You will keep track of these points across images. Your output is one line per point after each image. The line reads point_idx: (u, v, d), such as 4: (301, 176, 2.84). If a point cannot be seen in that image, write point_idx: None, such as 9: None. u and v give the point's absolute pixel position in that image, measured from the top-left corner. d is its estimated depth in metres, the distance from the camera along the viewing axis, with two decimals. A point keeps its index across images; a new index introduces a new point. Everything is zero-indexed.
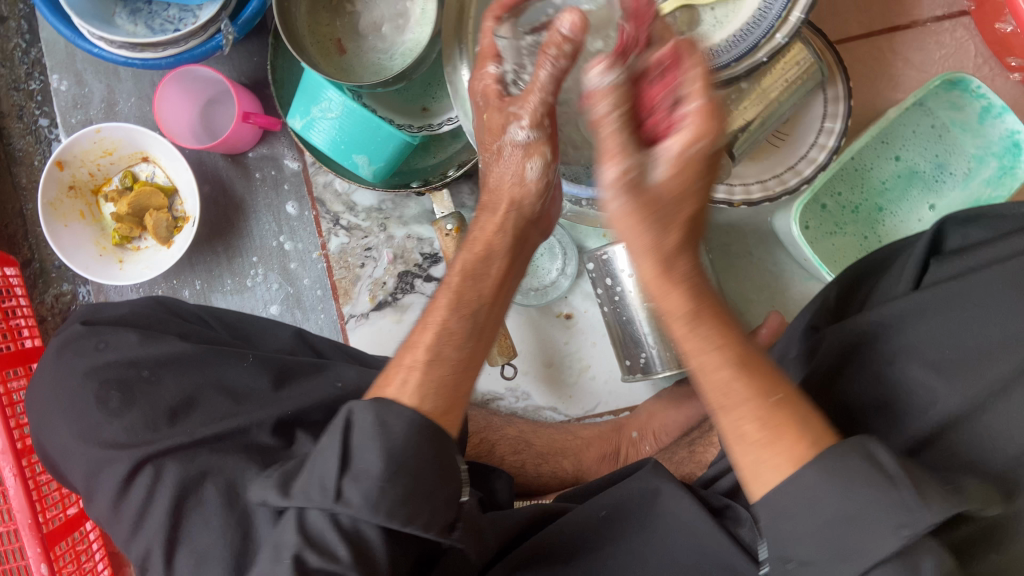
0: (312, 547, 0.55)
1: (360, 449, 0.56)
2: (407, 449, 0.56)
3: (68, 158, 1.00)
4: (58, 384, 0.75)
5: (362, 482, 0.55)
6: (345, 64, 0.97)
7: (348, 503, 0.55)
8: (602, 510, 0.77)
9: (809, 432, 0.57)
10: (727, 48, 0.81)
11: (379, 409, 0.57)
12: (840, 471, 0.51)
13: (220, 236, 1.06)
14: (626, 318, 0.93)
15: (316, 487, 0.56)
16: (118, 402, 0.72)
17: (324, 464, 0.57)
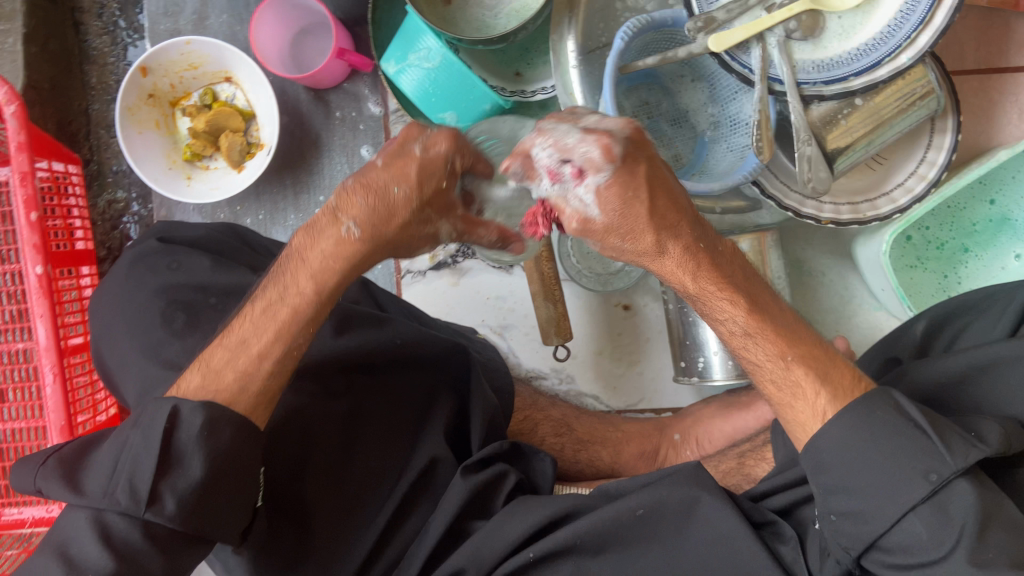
0: (115, 553, 0.53)
1: (185, 452, 0.56)
2: (220, 456, 0.57)
3: (153, 65, 0.99)
4: (126, 294, 0.74)
5: (175, 485, 0.55)
6: (448, 15, 0.94)
7: (158, 508, 0.54)
8: (639, 509, 0.69)
9: (796, 409, 0.60)
10: (849, 61, 0.82)
11: (208, 412, 0.57)
12: (851, 420, 0.56)
13: (290, 169, 1.04)
14: (691, 320, 0.91)
15: (122, 487, 0.55)
16: (183, 323, 0.70)
17: (135, 459, 0.56)
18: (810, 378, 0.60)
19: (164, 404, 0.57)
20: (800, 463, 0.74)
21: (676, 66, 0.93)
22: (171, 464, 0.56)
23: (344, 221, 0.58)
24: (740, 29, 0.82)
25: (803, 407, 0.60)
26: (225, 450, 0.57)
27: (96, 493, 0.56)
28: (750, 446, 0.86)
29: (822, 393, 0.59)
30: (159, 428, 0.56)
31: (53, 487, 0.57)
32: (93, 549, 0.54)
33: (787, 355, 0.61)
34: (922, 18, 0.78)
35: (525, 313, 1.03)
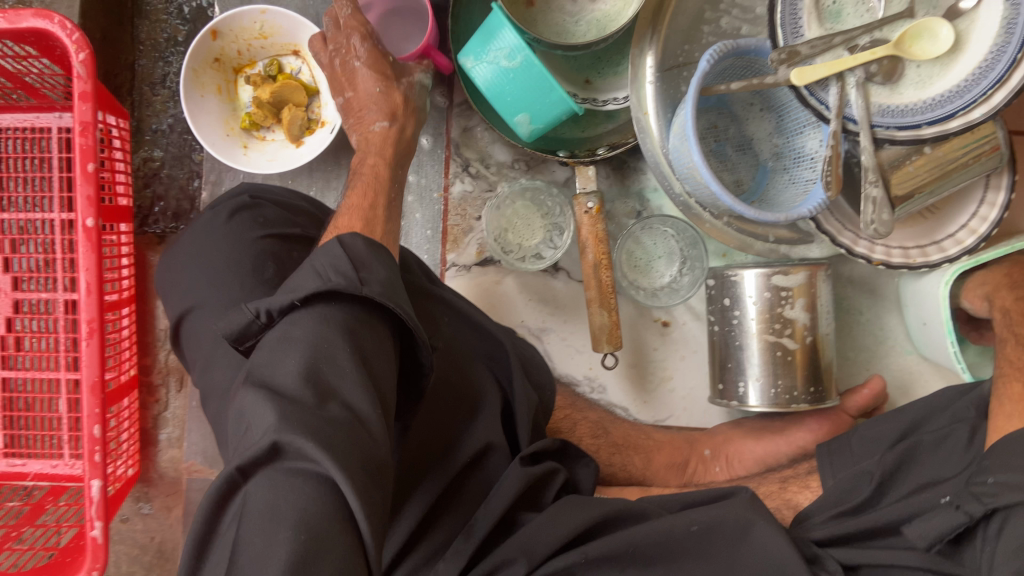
0: (341, 338, 0.52)
1: (363, 260, 0.59)
2: (389, 273, 0.60)
3: (224, 29, 0.97)
4: (215, 244, 0.78)
5: (374, 279, 0.57)
6: (531, 17, 0.94)
7: (366, 291, 0.56)
8: (693, 524, 0.73)
9: None
10: (923, 110, 0.82)
11: (359, 242, 0.61)
12: None
13: (347, 150, 1.04)
14: (737, 343, 0.92)
15: (331, 275, 0.56)
16: (272, 274, 0.75)
17: (332, 263, 0.57)
18: None
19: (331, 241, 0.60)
20: (853, 499, 0.76)
21: (747, 94, 0.95)
22: (365, 266, 0.58)
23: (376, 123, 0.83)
24: (823, 66, 0.83)
25: None
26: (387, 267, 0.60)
27: (309, 292, 0.55)
28: (789, 473, 0.88)
29: None
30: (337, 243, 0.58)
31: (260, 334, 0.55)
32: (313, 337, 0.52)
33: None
34: (1000, 77, 0.78)
35: (565, 319, 1.04)
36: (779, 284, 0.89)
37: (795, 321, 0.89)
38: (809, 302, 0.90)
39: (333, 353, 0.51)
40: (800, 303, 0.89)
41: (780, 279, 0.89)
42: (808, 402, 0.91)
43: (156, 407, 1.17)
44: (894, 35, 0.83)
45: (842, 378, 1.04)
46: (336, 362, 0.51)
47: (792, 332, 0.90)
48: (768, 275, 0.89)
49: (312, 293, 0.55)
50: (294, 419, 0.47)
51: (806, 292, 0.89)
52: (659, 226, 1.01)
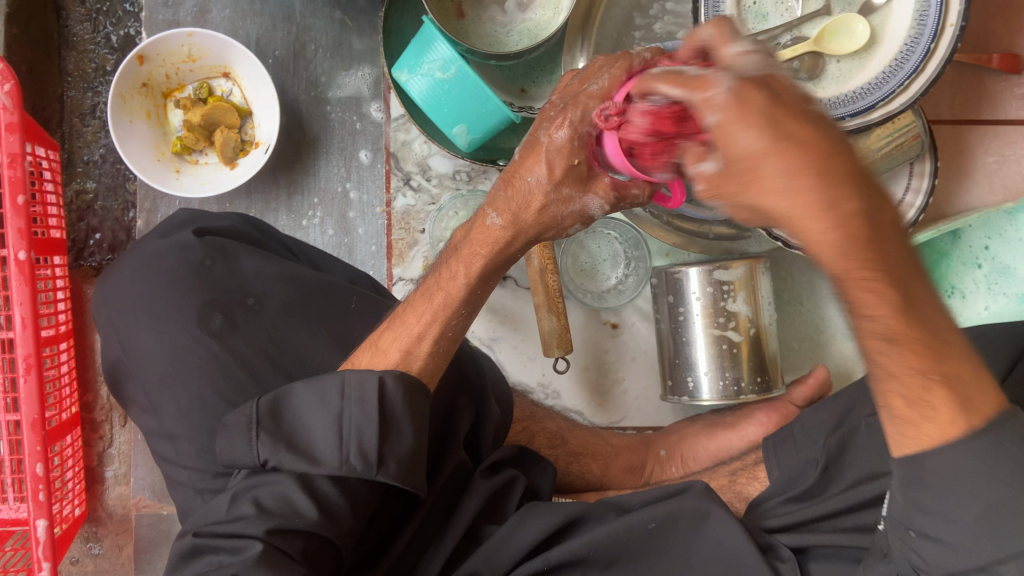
0: (320, 505, 0.59)
1: (399, 418, 0.61)
2: (416, 421, 0.63)
3: (151, 54, 0.96)
4: (155, 292, 0.69)
5: (397, 453, 0.61)
6: (461, 28, 0.95)
7: (383, 469, 0.60)
8: (651, 523, 0.73)
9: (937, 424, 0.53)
10: (846, 102, 0.87)
11: (408, 382, 0.62)
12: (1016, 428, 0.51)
13: (285, 170, 1.03)
14: (684, 339, 0.93)
15: (353, 451, 0.59)
16: (221, 323, 0.68)
17: (360, 427, 0.60)
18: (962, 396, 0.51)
19: (370, 376, 0.61)
20: (801, 482, 0.78)
21: None
22: (392, 430, 0.61)
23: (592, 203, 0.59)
24: None
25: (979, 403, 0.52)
26: (421, 415, 0.63)
27: (330, 459, 0.59)
28: (740, 464, 0.89)
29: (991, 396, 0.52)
30: (377, 400, 0.60)
31: (281, 456, 0.59)
32: (303, 499, 0.58)
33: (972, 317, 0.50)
34: (916, 67, 0.85)
35: (516, 327, 1.04)
36: (719, 279, 0.91)
37: (737, 313, 0.91)
38: (750, 295, 0.92)
39: (301, 505, 0.58)
40: (740, 296, 0.91)
41: (720, 274, 0.90)
42: (755, 392, 0.92)
43: (100, 444, 1.14)
44: (813, 34, 0.89)
45: (789, 368, 1.06)
46: (315, 525, 0.58)
47: (736, 325, 0.91)
48: (708, 271, 0.91)
49: (326, 463, 0.59)
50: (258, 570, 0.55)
51: (745, 285, 0.91)
52: (602, 229, 1.02)
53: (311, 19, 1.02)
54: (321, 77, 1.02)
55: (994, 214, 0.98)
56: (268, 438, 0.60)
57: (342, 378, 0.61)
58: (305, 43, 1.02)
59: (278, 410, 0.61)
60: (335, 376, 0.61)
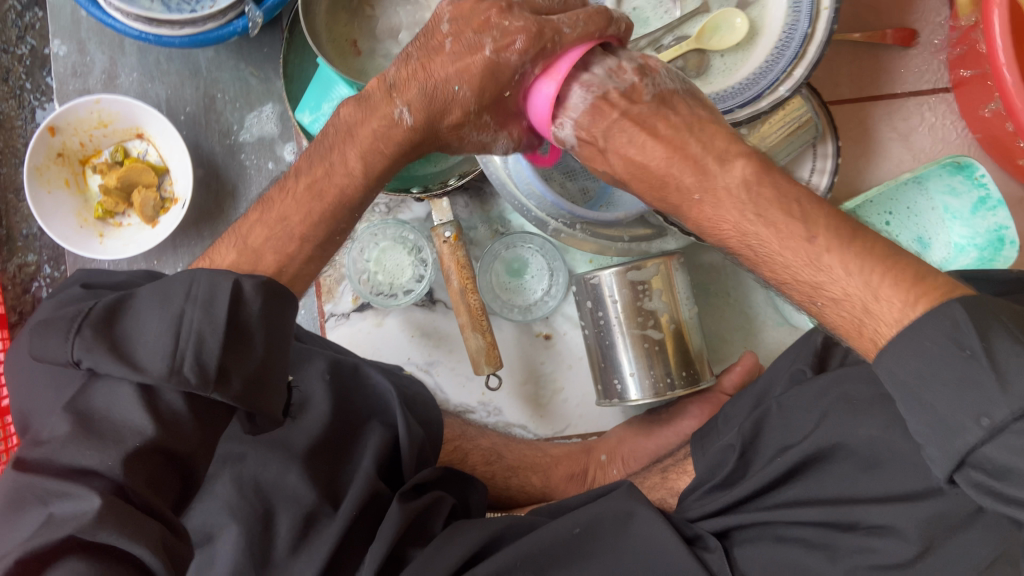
0: (159, 419, 0.53)
1: (252, 328, 0.56)
2: (275, 335, 0.58)
3: (62, 124, 0.99)
4: None
5: (243, 368, 0.55)
6: (361, 66, 0.98)
7: (225, 387, 0.55)
8: (576, 527, 0.76)
9: (862, 336, 0.57)
10: (733, 94, 0.88)
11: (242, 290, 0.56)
12: (914, 331, 0.52)
13: (208, 222, 1.05)
14: (608, 343, 0.95)
15: (188, 360, 0.53)
16: None
17: (203, 334, 0.54)
18: (871, 290, 0.56)
19: (223, 278, 0.56)
20: (722, 471, 0.79)
21: None
22: (240, 341, 0.55)
23: (398, 105, 0.67)
24: None
25: (878, 314, 0.55)
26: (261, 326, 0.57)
27: (159, 370, 0.53)
28: (672, 460, 0.91)
29: (893, 303, 0.55)
30: (227, 305, 0.55)
31: (102, 360, 0.53)
32: (134, 413, 0.53)
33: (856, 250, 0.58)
34: (796, 52, 0.85)
35: (452, 349, 1.05)
36: (633, 279, 0.92)
37: (656, 311, 0.93)
38: (666, 292, 0.93)
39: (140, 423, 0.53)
40: (657, 294, 0.93)
41: (634, 274, 0.92)
42: (683, 386, 0.93)
43: None
44: (694, 30, 0.91)
45: (721, 359, 1.07)
46: (147, 443, 0.53)
47: (655, 323, 0.93)
48: (623, 272, 0.92)
49: (154, 371, 0.53)
50: (102, 523, 0.50)
51: (661, 282, 0.93)
52: (522, 244, 1.04)
53: (217, 72, 1.04)
54: (232, 126, 1.05)
55: (897, 189, 1.00)
56: (93, 337, 0.53)
57: (189, 277, 0.55)
58: (214, 96, 1.04)
59: (114, 314, 0.55)
60: (183, 277, 0.56)
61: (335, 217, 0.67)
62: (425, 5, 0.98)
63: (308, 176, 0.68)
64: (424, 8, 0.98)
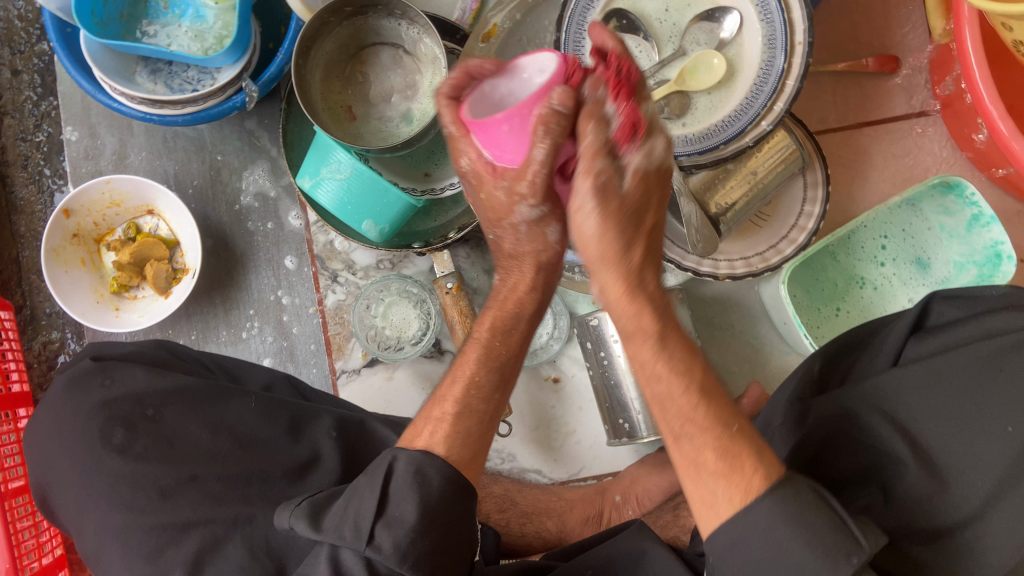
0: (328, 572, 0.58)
1: (398, 495, 0.59)
2: (438, 514, 0.59)
3: (76, 206, 1.03)
4: (62, 425, 0.78)
5: (394, 530, 0.57)
6: (356, 130, 1.02)
7: (375, 547, 0.57)
8: (586, 569, 0.76)
9: (714, 495, 0.55)
10: (717, 131, 0.91)
11: (422, 461, 0.61)
12: (777, 504, 0.53)
13: (219, 288, 1.09)
14: (613, 382, 0.96)
15: (347, 527, 0.59)
16: (121, 440, 0.75)
17: (361, 505, 0.59)
18: (750, 454, 0.56)
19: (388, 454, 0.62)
20: None
21: None
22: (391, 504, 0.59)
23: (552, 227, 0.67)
24: None
25: (738, 480, 0.55)
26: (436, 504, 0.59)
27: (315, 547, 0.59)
28: None
29: (757, 471, 0.55)
30: (382, 474, 0.60)
31: (299, 525, 0.61)
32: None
33: (730, 427, 0.57)
34: (775, 87, 0.88)
35: None
36: None
37: None
38: None
39: None
40: None
41: None
42: None
43: None
44: (673, 74, 0.92)
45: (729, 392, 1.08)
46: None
47: None
48: None
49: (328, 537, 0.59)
50: None
51: None
52: None
53: (223, 146, 1.09)
54: (239, 196, 1.09)
55: (890, 211, 1.02)
56: (305, 509, 0.62)
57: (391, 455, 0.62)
58: (219, 167, 1.09)
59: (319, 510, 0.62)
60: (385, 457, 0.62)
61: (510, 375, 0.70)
62: (416, 67, 1.02)
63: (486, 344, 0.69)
64: (414, 70, 1.02)
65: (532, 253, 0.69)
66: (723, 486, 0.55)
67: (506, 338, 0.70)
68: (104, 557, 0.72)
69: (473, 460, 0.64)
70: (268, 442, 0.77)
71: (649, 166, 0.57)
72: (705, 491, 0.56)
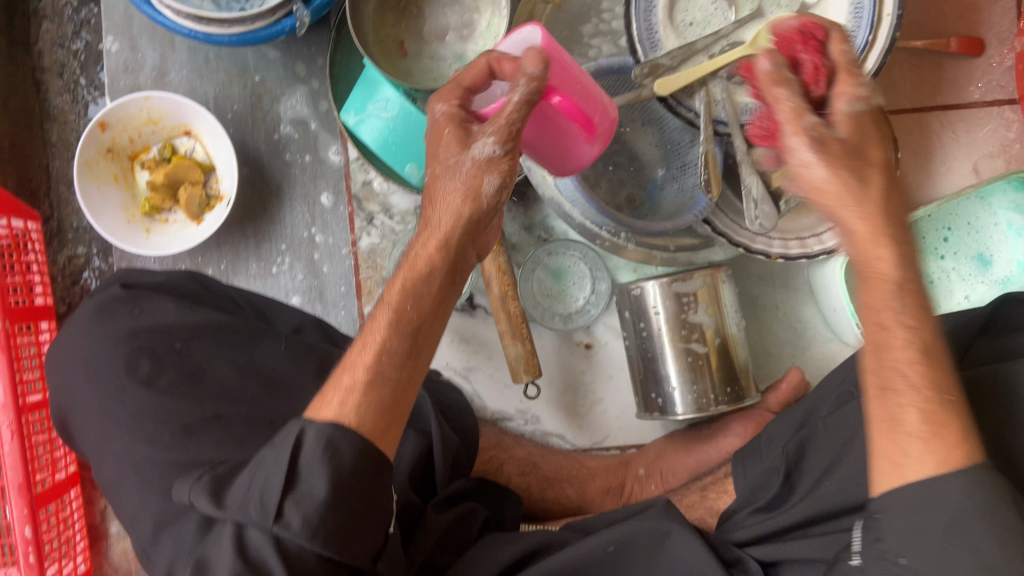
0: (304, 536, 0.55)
1: (307, 470, 0.55)
2: (347, 491, 0.55)
3: (112, 120, 0.99)
4: (87, 349, 0.75)
5: (303, 504, 0.54)
6: (405, 67, 0.97)
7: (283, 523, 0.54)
8: (610, 545, 0.72)
9: (906, 453, 0.54)
10: None
11: (332, 433, 0.55)
12: (980, 477, 0.52)
13: (252, 220, 1.05)
14: (651, 355, 0.92)
15: (254, 501, 0.55)
16: (149, 369, 0.72)
17: (266, 480, 0.55)
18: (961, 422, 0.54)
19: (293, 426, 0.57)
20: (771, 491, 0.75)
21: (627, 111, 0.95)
22: (297, 478, 0.55)
23: (481, 139, 0.61)
24: (684, 73, 0.83)
25: (935, 443, 0.53)
26: (349, 469, 0.55)
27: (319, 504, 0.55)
28: (713, 479, 0.90)
29: (962, 434, 0.54)
30: (288, 448, 0.55)
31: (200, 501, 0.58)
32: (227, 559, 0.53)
33: (946, 393, 0.54)
34: (857, 60, 0.81)
35: (492, 356, 1.03)
36: (678, 290, 0.89)
37: (701, 325, 0.90)
38: (713, 306, 0.90)
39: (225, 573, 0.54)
40: (703, 306, 0.90)
41: (679, 286, 0.89)
42: (727, 403, 0.91)
43: (101, 501, 1.15)
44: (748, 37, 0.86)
45: (768, 375, 1.04)
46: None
47: (700, 336, 0.90)
48: (668, 283, 0.90)
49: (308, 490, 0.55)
50: None
51: (708, 295, 0.90)
52: (564, 249, 1.02)
53: (265, 71, 1.05)
54: (280, 127, 1.05)
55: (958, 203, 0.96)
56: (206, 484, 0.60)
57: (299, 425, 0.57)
58: (261, 94, 1.05)
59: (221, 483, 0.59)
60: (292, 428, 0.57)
61: (426, 331, 0.62)
62: (474, 6, 0.97)
63: (397, 304, 0.61)
64: (472, 9, 0.97)
65: (453, 190, 0.62)
66: (926, 451, 0.53)
67: (420, 296, 0.61)
68: (122, 488, 0.70)
69: (388, 429, 0.59)
70: (296, 387, 0.75)
71: (856, 108, 0.55)
72: (898, 450, 0.54)
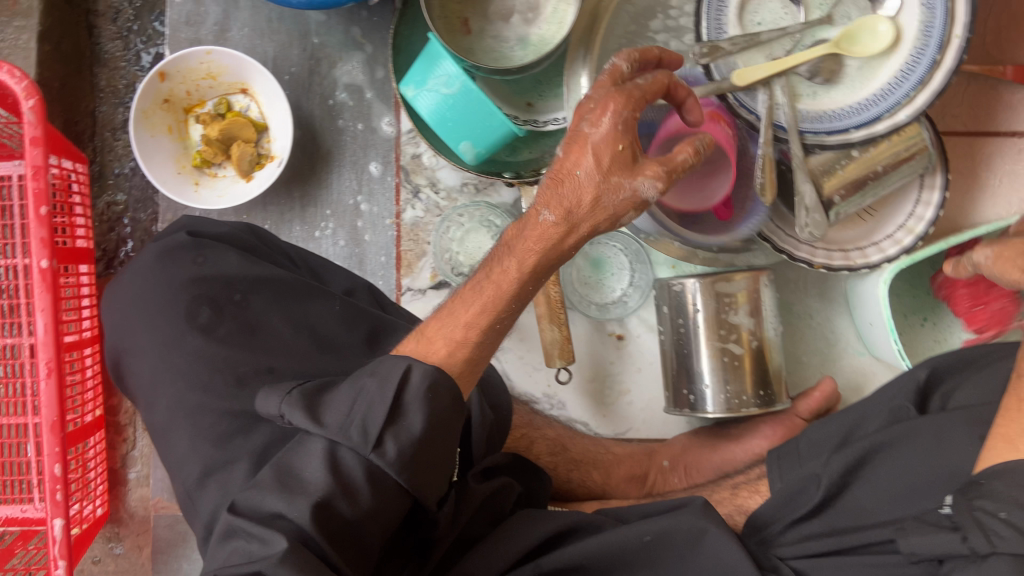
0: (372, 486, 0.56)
1: (410, 405, 0.57)
2: (436, 421, 0.58)
3: (172, 71, 1.00)
4: (142, 294, 0.76)
5: (400, 437, 0.56)
6: (467, 44, 0.97)
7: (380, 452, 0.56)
8: (646, 535, 0.73)
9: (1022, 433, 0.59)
10: (849, 113, 0.86)
11: (434, 375, 0.58)
12: None
13: (300, 183, 1.06)
14: (686, 352, 0.93)
15: (355, 425, 0.57)
16: (207, 319, 0.74)
17: (368, 406, 0.57)
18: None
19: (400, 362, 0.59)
20: (805, 495, 0.76)
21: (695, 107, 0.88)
22: (402, 413, 0.57)
23: (646, 180, 0.61)
24: (764, 66, 0.84)
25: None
26: (441, 416, 0.58)
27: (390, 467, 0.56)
28: (743, 479, 0.91)
29: None
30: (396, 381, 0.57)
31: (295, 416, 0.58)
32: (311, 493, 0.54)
33: None
34: (920, 78, 0.83)
35: (525, 338, 1.04)
36: (721, 290, 0.90)
37: (740, 326, 0.91)
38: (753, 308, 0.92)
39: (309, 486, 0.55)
40: (742, 309, 0.91)
41: (722, 286, 0.90)
42: (758, 406, 0.92)
43: (123, 446, 1.17)
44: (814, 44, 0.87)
45: (796, 383, 1.05)
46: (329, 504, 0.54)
47: (738, 338, 0.91)
48: (711, 282, 0.90)
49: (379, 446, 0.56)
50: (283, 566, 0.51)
51: (748, 299, 0.91)
52: (607, 239, 1.03)
53: (325, 36, 1.05)
54: (335, 93, 1.06)
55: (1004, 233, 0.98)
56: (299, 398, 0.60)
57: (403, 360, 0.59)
58: (320, 59, 1.05)
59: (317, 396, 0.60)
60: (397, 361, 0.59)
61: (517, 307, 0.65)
62: None
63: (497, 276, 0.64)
64: None
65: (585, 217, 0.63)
66: None
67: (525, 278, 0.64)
68: (173, 432, 0.71)
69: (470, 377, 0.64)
70: (346, 350, 0.76)
71: None
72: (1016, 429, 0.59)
